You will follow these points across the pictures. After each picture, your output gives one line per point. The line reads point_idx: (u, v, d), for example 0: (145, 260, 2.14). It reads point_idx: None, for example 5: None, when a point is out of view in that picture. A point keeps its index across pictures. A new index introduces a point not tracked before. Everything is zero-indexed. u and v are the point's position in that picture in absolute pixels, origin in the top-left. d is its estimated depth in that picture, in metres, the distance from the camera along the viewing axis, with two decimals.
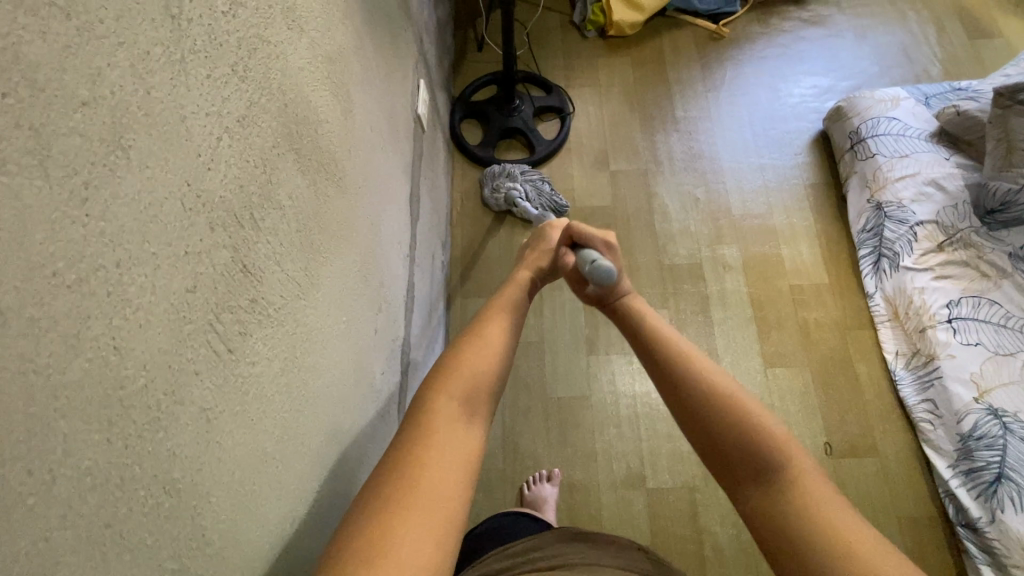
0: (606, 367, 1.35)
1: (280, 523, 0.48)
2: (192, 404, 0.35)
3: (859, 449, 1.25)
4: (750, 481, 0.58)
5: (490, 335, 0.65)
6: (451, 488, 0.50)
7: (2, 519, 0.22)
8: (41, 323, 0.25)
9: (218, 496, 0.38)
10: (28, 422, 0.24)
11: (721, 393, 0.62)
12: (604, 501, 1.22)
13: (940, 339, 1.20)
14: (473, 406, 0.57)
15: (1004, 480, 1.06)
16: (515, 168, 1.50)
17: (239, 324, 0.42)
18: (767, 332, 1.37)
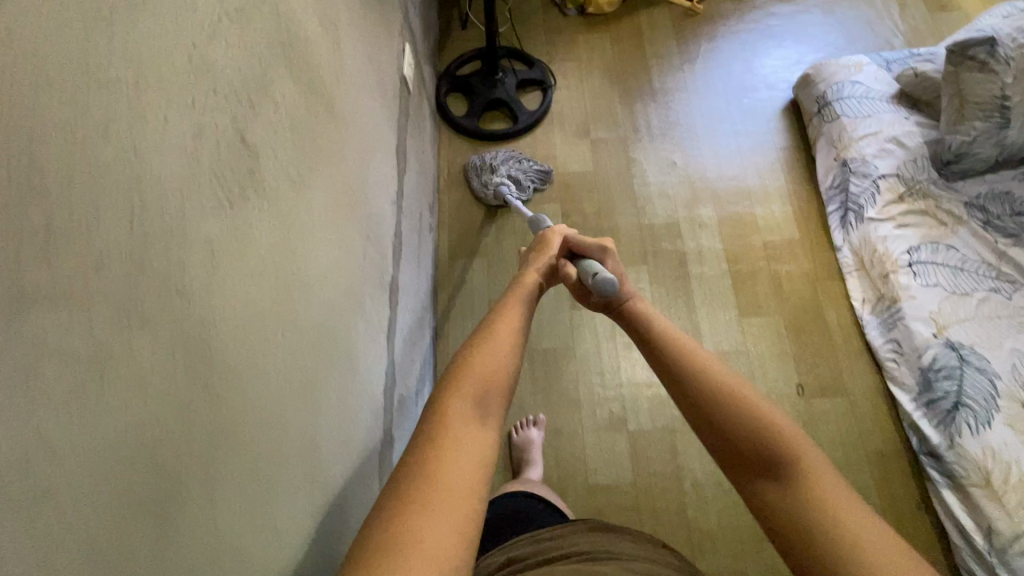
0: (588, 320, 1.40)
1: (280, 383, 0.53)
2: (199, 233, 0.40)
3: (829, 389, 1.31)
4: (764, 477, 0.59)
5: (499, 336, 0.65)
6: (466, 485, 0.50)
7: (50, 246, 0.27)
8: (78, 105, 0.30)
9: (223, 325, 0.43)
10: (70, 180, 0.29)
11: (731, 394, 0.63)
12: (588, 443, 1.28)
13: (902, 282, 1.27)
14: (486, 408, 0.58)
15: (961, 408, 1.14)
16: (490, 165, 1.52)
17: (240, 188, 0.47)
18: (742, 285, 1.43)
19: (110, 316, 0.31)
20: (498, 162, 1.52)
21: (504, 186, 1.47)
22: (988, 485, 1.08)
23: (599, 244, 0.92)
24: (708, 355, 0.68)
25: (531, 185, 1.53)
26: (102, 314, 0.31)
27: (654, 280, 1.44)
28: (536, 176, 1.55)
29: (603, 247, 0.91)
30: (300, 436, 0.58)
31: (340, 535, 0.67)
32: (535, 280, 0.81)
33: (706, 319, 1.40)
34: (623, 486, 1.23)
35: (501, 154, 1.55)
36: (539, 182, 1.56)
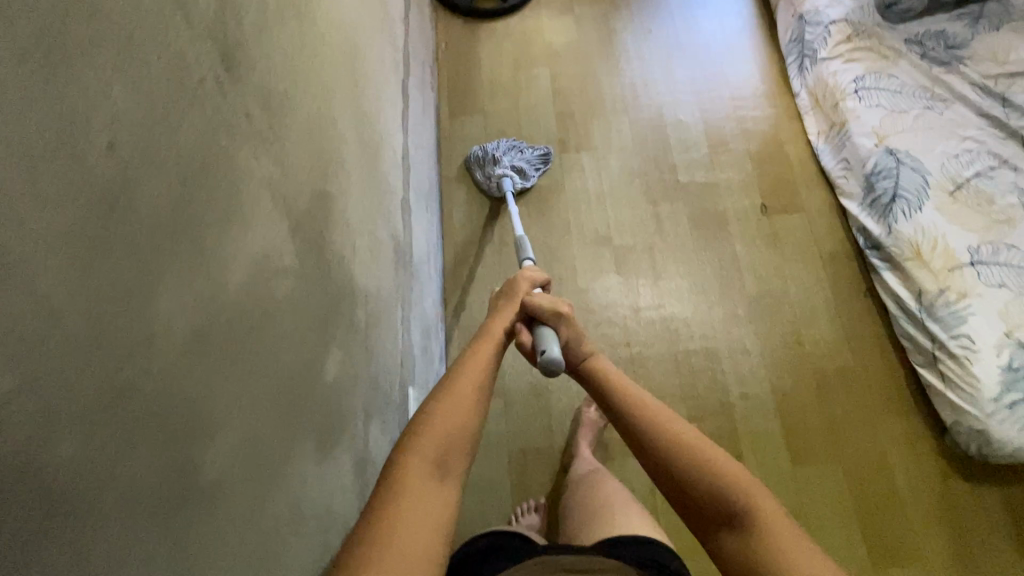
0: (576, 162, 1.57)
1: (331, 35, 0.68)
2: None
3: (789, 207, 1.49)
4: (723, 527, 0.68)
5: (463, 389, 0.72)
6: (431, 535, 0.58)
7: None
8: None
9: None
10: None
11: (683, 447, 0.73)
12: (578, 257, 1.46)
13: (849, 107, 1.44)
14: (448, 466, 0.64)
15: (897, 199, 1.32)
16: (494, 155, 1.48)
17: None
18: (712, 128, 1.60)
19: None
20: (501, 154, 1.48)
21: (508, 183, 1.44)
22: (919, 256, 1.26)
23: (553, 306, 0.92)
24: (671, 423, 0.76)
25: (534, 173, 1.52)
26: None
27: (634, 128, 1.62)
28: (539, 162, 1.53)
29: (555, 309, 0.92)
30: (349, 98, 0.74)
31: (377, 215, 0.84)
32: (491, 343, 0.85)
33: (680, 157, 1.57)
34: (609, 288, 1.43)
35: (502, 146, 1.51)
36: (542, 168, 1.54)
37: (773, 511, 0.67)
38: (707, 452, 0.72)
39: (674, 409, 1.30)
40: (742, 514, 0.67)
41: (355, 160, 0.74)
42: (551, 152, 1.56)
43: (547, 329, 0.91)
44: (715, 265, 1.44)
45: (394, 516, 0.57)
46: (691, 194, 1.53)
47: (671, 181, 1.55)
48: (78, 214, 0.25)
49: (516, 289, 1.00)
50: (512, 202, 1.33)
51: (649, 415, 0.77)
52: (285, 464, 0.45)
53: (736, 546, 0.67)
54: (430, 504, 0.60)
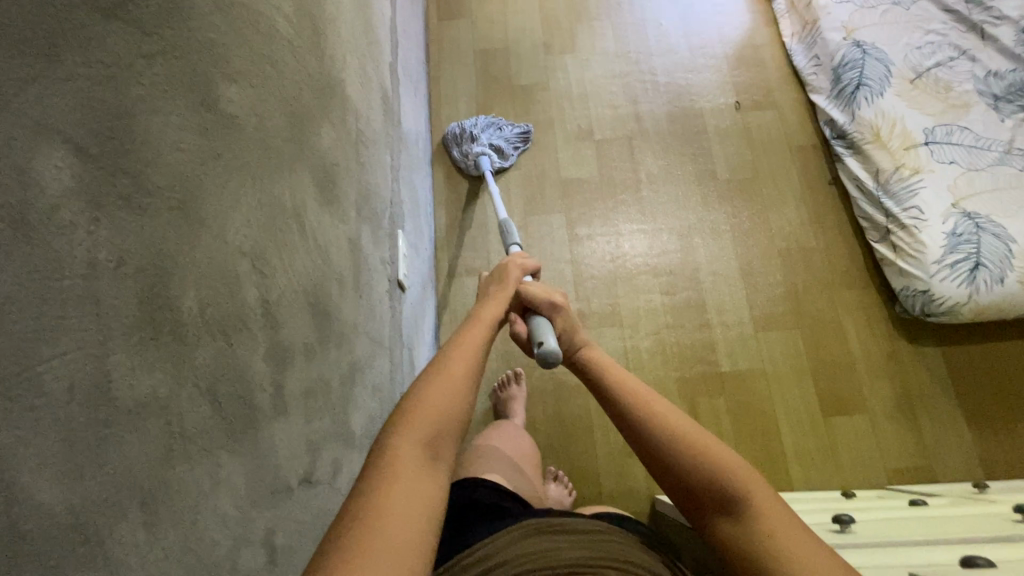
0: (560, 64, 1.63)
1: None
2: None
3: (762, 105, 1.56)
4: (716, 511, 0.66)
5: (452, 371, 0.65)
6: (419, 526, 0.50)
7: None
8: None
9: None
10: None
11: (676, 436, 0.71)
12: (560, 151, 1.53)
13: (821, 5, 1.51)
14: (436, 447, 0.57)
15: (861, 87, 1.39)
16: (473, 132, 1.45)
17: None
18: (693, 32, 1.66)
19: None
20: (479, 132, 1.46)
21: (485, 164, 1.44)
22: (878, 139, 1.34)
23: (549, 300, 1.02)
24: (659, 407, 0.75)
25: (513, 151, 1.50)
26: None
27: (617, 32, 1.67)
28: (517, 140, 1.52)
29: (554, 304, 1.01)
30: None
31: (366, 54, 0.91)
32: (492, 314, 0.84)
33: (660, 60, 1.63)
34: (590, 180, 1.50)
35: (482, 123, 1.48)
36: (521, 146, 1.53)
37: (766, 496, 0.64)
38: (700, 437, 0.71)
39: (647, 285, 1.40)
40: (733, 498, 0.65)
41: None
42: (532, 130, 1.54)
43: (541, 318, 1.00)
44: (690, 157, 1.52)
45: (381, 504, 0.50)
46: (670, 93, 1.60)
47: (651, 82, 1.61)
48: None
49: (507, 275, 1.04)
50: (491, 180, 1.34)
51: (639, 403, 0.76)
52: (288, 170, 0.53)
53: (729, 533, 0.64)
54: (418, 490, 0.52)
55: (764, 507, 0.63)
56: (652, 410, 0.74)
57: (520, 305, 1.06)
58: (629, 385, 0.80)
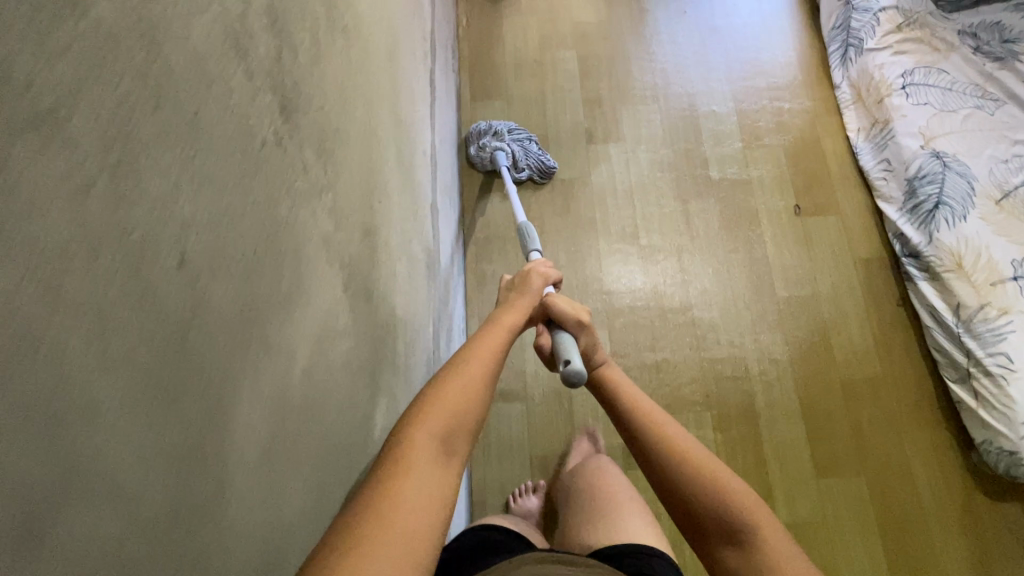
0: (603, 154, 1.50)
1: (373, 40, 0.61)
2: None
3: (824, 209, 1.43)
4: (723, 541, 0.66)
5: (473, 369, 0.61)
6: (433, 534, 0.45)
7: None
8: None
9: None
10: None
11: (692, 457, 0.71)
12: (603, 257, 1.41)
13: (895, 105, 1.36)
14: (456, 446, 0.53)
15: (941, 207, 1.26)
16: (501, 127, 1.43)
17: None
18: (748, 121, 1.52)
19: None
20: (502, 132, 1.42)
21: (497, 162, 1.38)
22: (960, 269, 1.22)
23: (574, 313, 0.90)
24: (675, 427, 0.75)
25: (530, 169, 1.43)
26: None
27: (664, 118, 1.53)
28: (538, 166, 1.44)
29: (579, 318, 0.89)
30: (387, 106, 0.67)
31: (412, 230, 0.79)
32: (512, 313, 0.79)
33: (712, 153, 1.50)
34: (636, 292, 1.38)
35: (514, 126, 1.46)
36: (540, 174, 1.45)
37: (773, 528, 0.65)
38: (711, 461, 0.70)
39: (698, 417, 1.28)
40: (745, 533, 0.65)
41: (394, 177, 0.68)
42: (556, 169, 1.47)
43: (565, 333, 0.88)
44: (744, 268, 1.40)
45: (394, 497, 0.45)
46: (723, 191, 1.46)
47: (702, 178, 1.48)
48: (155, 364, 0.22)
49: (529, 283, 0.91)
50: (507, 178, 1.27)
51: (656, 422, 0.75)
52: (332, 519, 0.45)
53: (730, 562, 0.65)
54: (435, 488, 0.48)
55: (771, 540, 0.65)
56: (667, 428, 0.74)
57: (542, 317, 0.94)
58: (643, 401, 0.79)
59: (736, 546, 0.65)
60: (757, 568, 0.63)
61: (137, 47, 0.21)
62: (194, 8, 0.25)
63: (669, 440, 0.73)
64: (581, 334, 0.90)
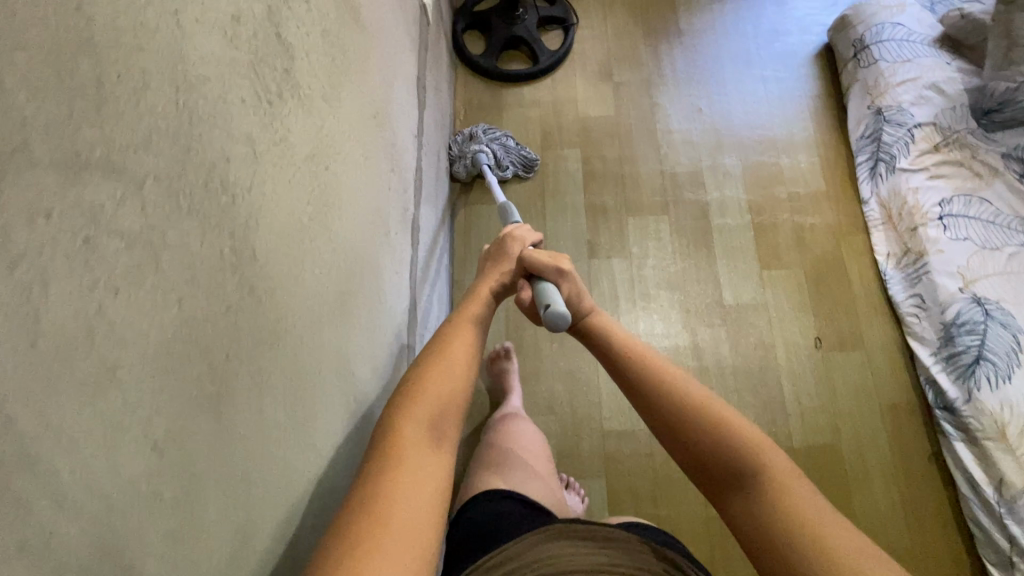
0: (607, 269, 1.38)
1: (316, 315, 0.51)
2: (220, 150, 0.35)
3: (847, 343, 1.30)
4: (731, 488, 0.62)
5: (454, 355, 0.66)
6: (425, 514, 0.50)
7: (64, 172, 0.23)
8: (95, 28, 0.25)
9: (263, 244, 0.40)
10: (95, 102, 0.25)
11: (689, 403, 0.66)
12: (604, 390, 1.28)
13: (931, 236, 1.24)
14: (442, 429, 0.58)
15: (982, 362, 1.12)
16: (477, 131, 1.42)
17: (270, 93, 0.42)
18: (765, 236, 1.40)
19: (130, 259, 0.26)
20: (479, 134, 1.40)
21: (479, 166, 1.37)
22: (1004, 438, 1.08)
23: (554, 263, 0.84)
24: (673, 369, 0.71)
25: (514, 167, 1.42)
26: (124, 246, 0.26)
27: (673, 229, 1.42)
28: (522, 162, 1.43)
29: (558, 266, 0.83)
30: (334, 363, 0.57)
31: None
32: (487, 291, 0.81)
33: (726, 272, 1.37)
34: (639, 433, 1.25)
35: (490, 126, 1.45)
36: (524, 170, 1.44)
37: (784, 467, 0.60)
38: (710, 403, 0.66)
39: None
40: (750, 475, 0.60)
41: (342, 439, 0.58)
42: (538, 162, 1.46)
43: (547, 282, 0.82)
44: (758, 408, 1.27)
45: (390, 486, 0.51)
46: (736, 318, 1.34)
47: (714, 301, 1.35)
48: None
49: (506, 251, 0.89)
50: (490, 177, 1.26)
51: (649, 368, 0.71)
52: None
53: (735, 507, 0.61)
54: (426, 473, 0.53)
55: (784, 481, 0.59)
56: (662, 372, 0.70)
57: (522, 272, 0.87)
58: (637, 346, 0.75)
59: (743, 492, 0.60)
60: (767, 511, 0.58)
61: None
62: None
63: (664, 386, 0.69)
64: (563, 282, 0.84)
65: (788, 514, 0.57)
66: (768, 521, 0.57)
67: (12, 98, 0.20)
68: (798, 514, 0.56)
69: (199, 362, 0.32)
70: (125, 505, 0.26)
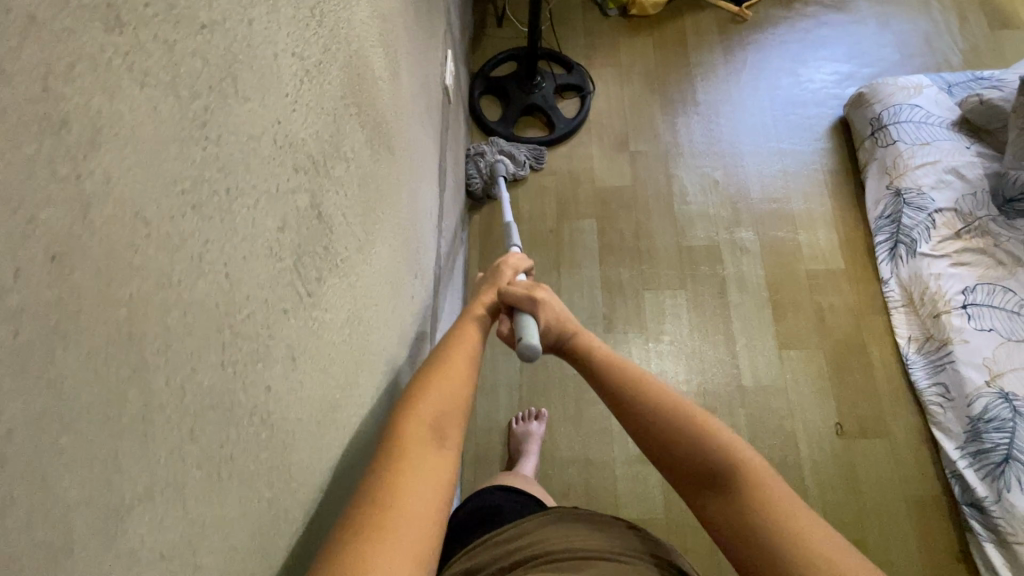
0: (623, 345, 1.36)
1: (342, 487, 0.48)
2: (263, 382, 0.33)
3: (869, 430, 1.27)
4: (707, 491, 0.59)
5: (457, 361, 0.63)
6: (425, 516, 0.48)
7: (102, 537, 0.20)
8: (146, 347, 0.23)
9: (298, 451, 0.38)
10: (140, 433, 0.22)
11: (667, 408, 0.64)
12: (619, 474, 1.24)
13: (955, 325, 1.22)
14: (444, 428, 0.55)
15: (1011, 462, 1.09)
16: (485, 146, 1.48)
17: (310, 282, 0.41)
18: (783, 314, 1.38)
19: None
20: (485, 147, 1.48)
21: (502, 165, 1.43)
22: None
23: (528, 292, 0.78)
24: (650, 375, 0.69)
25: (525, 164, 1.50)
26: (164, 566, 0.24)
27: (691, 305, 1.40)
28: (529, 157, 1.51)
29: (533, 297, 0.76)
30: None
31: None
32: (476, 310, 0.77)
33: (744, 351, 1.35)
34: (656, 522, 1.20)
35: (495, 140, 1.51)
36: (533, 162, 1.52)
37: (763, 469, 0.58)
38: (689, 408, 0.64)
39: None
40: (734, 481, 0.57)
41: None
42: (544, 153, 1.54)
43: (526, 315, 0.76)
44: None
45: (389, 482, 0.49)
46: (755, 400, 1.31)
47: (733, 382, 1.32)
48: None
49: (498, 276, 0.86)
50: (502, 196, 1.30)
51: (627, 373, 0.69)
52: None
53: (716, 512, 0.58)
54: (427, 469, 0.51)
55: (763, 483, 0.57)
56: (640, 377, 0.68)
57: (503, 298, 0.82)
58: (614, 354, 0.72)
59: (718, 496, 0.58)
60: (744, 512, 0.56)
61: None
62: None
63: (642, 390, 0.66)
64: (539, 311, 0.76)
65: (765, 514, 0.54)
66: (744, 522, 0.55)
67: (62, 492, 0.19)
68: (773, 517, 0.54)
69: None
70: None
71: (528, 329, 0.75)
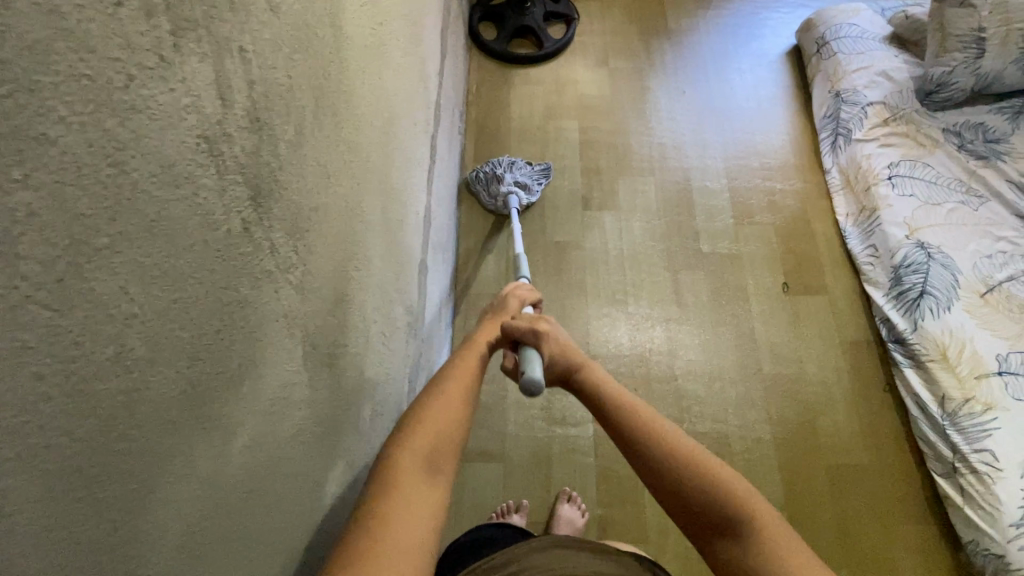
0: (599, 220, 1.54)
1: (370, 125, 0.66)
2: None
3: (812, 288, 1.45)
4: (717, 535, 0.60)
5: (453, 393, 0.67)
6: (413, 548, 0.53)
7: None
8: None
9: (346, 30, 0.57)
10: None
11: (679, 452, 0.63)
12: (590, 318, 1.41)
13: (882, 193, 1.42)
14: (438, 464, 0.59)
15: (925, 295, 1.29)
16: (501, 171, 1.49)
17: None
18: (739, 197, 1.57)
19: None
20: (502, 171, 1.49)
21: (516, 198, 1.46)
22: (944, 359, 1.23)
23: (531, 326, 0.80)
24: (660, 418, 0.67)
25: (538, 186, 1.52)
26: None
27: (659, 189, 1.59)
28: (539, 176, 1.54)
29: (534, 327, 0.79)
30: (379, 179, 0.71)
31: (394, 292, 0.81)
32: (480, 342, 0.79)
33: (704, 226, 1.54)
34: (624, 358, 1.37)
35: (509, 162, 1.52)
36: (545, 180, 1.56)
37: (769, 514, 0.59)
38: (703, 455, 0.63)
39: None
40: (736, 522, 0.59)
41: (380, 241, 0.72)
42: (552, 169, 1.58)
43: (529, 349, 0.78)
44: (733, 342, 1.40)
45: (380, 518, 0.53)
46: (712, 265, 1.49)
47: (693, 250, 1.51)
48: (57, 483, 0.23)
49: (506, 306, 0.92)
50: (513, 223, 1.34)
51: (636, 413, 0.68)
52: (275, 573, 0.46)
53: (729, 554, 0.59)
54: (418, 501, 0.55)
55: (771, 529, 0.58)
56: (651, 420, 0.66)
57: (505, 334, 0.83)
58: (623, 392, 0.71)
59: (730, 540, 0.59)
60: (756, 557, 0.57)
61: (98, 174, 0.24)
62: (168, 122, 0.28)
63: (650, 432, 0.65)
64: (541, 344, 0.78)
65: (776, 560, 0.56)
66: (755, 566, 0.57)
67: None
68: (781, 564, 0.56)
69: (313, 56, 0.47)
70: (279, 93, 0.41)
71: (530, 364, 0.75)
